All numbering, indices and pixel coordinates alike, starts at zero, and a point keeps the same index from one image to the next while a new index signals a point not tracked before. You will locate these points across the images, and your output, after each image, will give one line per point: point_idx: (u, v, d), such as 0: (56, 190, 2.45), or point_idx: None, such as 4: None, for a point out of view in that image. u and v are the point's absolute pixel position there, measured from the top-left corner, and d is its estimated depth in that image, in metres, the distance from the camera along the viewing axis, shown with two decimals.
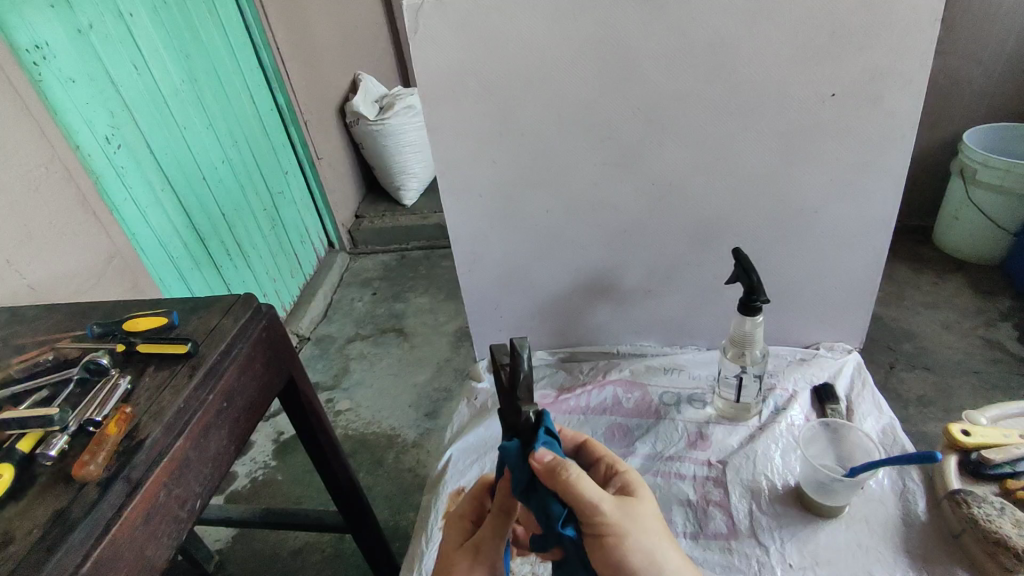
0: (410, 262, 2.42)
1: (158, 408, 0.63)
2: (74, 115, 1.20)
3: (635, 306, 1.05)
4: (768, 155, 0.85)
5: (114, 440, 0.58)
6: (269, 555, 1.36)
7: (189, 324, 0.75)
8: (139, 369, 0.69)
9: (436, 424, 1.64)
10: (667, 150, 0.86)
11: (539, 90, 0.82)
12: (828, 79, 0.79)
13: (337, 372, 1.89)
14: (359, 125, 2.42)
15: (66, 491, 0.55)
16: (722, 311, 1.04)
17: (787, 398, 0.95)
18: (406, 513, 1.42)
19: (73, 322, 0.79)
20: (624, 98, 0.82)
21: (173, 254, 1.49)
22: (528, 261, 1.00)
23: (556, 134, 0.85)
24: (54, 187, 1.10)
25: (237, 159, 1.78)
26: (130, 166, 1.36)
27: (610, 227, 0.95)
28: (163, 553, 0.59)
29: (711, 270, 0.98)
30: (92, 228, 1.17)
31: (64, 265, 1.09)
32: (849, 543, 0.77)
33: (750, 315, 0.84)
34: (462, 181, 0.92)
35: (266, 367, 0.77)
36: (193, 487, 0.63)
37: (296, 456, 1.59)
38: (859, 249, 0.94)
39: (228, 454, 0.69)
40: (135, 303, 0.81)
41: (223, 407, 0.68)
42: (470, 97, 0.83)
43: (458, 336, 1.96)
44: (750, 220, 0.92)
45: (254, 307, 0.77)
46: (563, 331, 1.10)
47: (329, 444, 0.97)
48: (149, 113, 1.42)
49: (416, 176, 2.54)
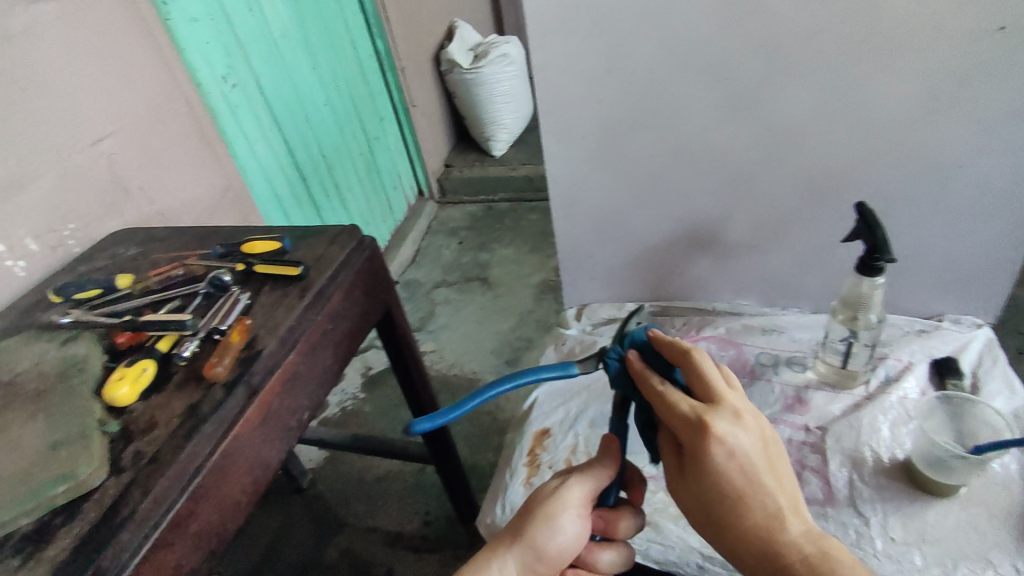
0: (497, 214, 2.43)
1: (274, 323, 0.67)
2: (196, 54, 1.27)
3: (737, 262, 1.00)
4: (907, 102, 0.77)
5: (236, 347, 0.63)
6: (356, 478, 1.46)
7: (299, 249, 0.79)
8: (256, 288, 0.73)
9: (516, 371, 1.68)
10: (790, 94, 0.79)
11: (652, 26, 0.77)
12: (992, 12, 0.69)
13: (423, 316, 1.95)
14: (453, 73, 2.42)
15: (197, 389, 0.60)
16: (833, 273, 0.97)
17: (901, 369, 0.88)
18: (484, 454, 1.47)
19: (200, 242, 0.85)
20: (746, 33, 0.76)
21: (278, 191, 1.57)
22: (626, 210, 0.97)
23: (666, 74, 0.81)
24: (180, 121, 1.18)
25: (337, 103, 1.83)
26: (243, 105, 1.43)
27: (717, 176, 0.90)
28: (277, 456, 0.64)
29: (827, 227, 0.92)
30: (210, 161, 1.26)
31: (187, 193, 1.19)
32: (962, 525, 0.71)
33: (869, 276, 0.77)
34: (565, 122, 0.89)
35: (367, 296, 0.81)
36: (301, 400, 0.67)
37: (383, 391, 1.67)
38: (1004, 212, 0.84)
39: (333, 373, 0.73)
40: (252, 228, 0.86)
41: (329, 329, 0.72)
42: (579, 31, 0.80)
43: (541, 289, 1.96)
44: (877, 174, 0.84)
45: (359, 238, 0.80)
46: (655, 285, 1.07)
47: (419, 377, 1.01)
48: (260, 54, 1.49)
49: (506, 127, 2.52)
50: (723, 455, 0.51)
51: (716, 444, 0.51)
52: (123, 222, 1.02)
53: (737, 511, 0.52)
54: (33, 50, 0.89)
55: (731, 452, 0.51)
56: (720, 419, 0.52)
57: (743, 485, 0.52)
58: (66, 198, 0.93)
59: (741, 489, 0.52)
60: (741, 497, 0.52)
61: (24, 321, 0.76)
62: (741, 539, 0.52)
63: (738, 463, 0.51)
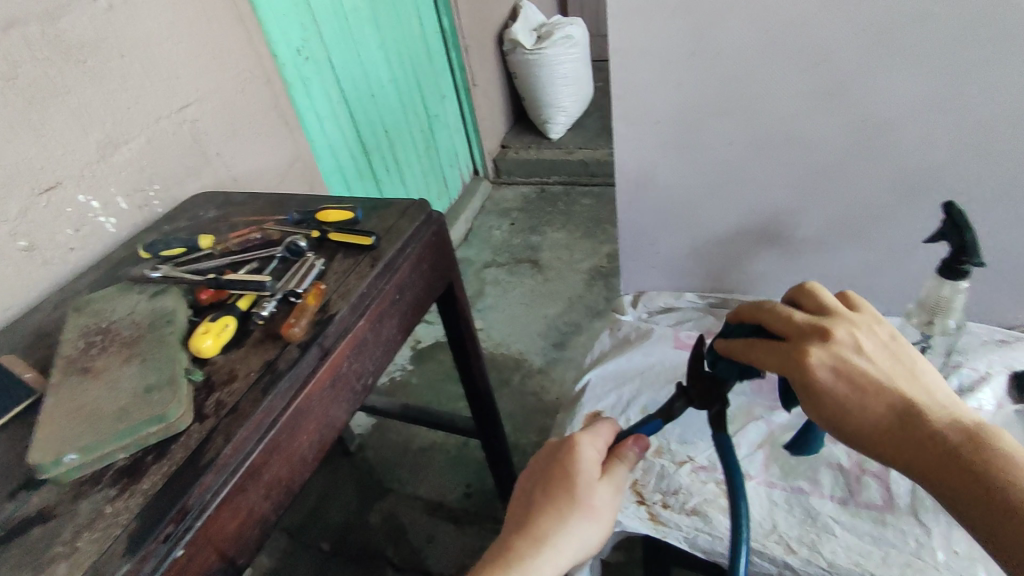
0: (550, 197, 2.43)
1: (346, 290, 0.70)
2: (274, 26, 1.31)
3: (803, 258, 0.98)
4: (1008, 99, 0.73)
5: (312, 310, 0.66)
6: (401, 446, 1.50)
7: (370, 221, 0.81)
8: (329, 255, 0.76)
9: (563, 354, 1.69)
10: (880, 86, 0.76)
11: (738, 10, 0.75)
12: None
13: (472, 294, 1.98)
14: (515, 53, 2.41)
15: (274, 347, 0.63)
16: (905, 275, 0.94)
17: (977, 380, 0.83)
18: (526, 432, 1.49)
19: (275, 209, 0.89)
20: (838, 21, 0.73)
21: (342, 164, 1.61)
22: (692, 199, 0.96)
23: (749, 60, 0.79)
24: (257, 90, 1.22)
25: (401, 79, 1.85)
26: (314, 78, 1.47)
27: (791, 168, 0.87)
28: (342, 416, 0.67)
29: (904, 228, 0.88)
30: (282, 131, 1.30)
31: (260, 161, 1.23)
32: None
33: (951, 280, 0.74)
34: (637, 106, 0.88)
35: (431, 270, 0.83)
36: (367, 364, 0.70)
37: (432, 365, 1.71)
38: None
39: (396, 342, 0.76)
40: (324, 198, 0.89)
41: (395, 298, 0.74)
42: (661, 13, 0.79)
43: (591, 275, 1.96)
44: (965, 174, 0.80)
45: (427, 213, 0.82)
46: (715, 278, 1.06)
47: (473, 351, 1.03)
48: (332, 28, 1.52)
49: (564, 110, 2.50)
50: (830, 373, 0.53)
51: (811, 364, 0.53)
52: (202, 186, 1.08)
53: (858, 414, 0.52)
54: (130, 17, 0.93)
55: (831, 367, 0.53)
56: (818, 341, 0.55)
57: (855, 387, 0.52)
58: (153, 161, 0.98)
59: (863, 398, 0.52)
60: (863, 404, 0.52)
61: (114, 274, 0.81)
62: (884, 449, 0.51)
63: (841, 373, 0.53)
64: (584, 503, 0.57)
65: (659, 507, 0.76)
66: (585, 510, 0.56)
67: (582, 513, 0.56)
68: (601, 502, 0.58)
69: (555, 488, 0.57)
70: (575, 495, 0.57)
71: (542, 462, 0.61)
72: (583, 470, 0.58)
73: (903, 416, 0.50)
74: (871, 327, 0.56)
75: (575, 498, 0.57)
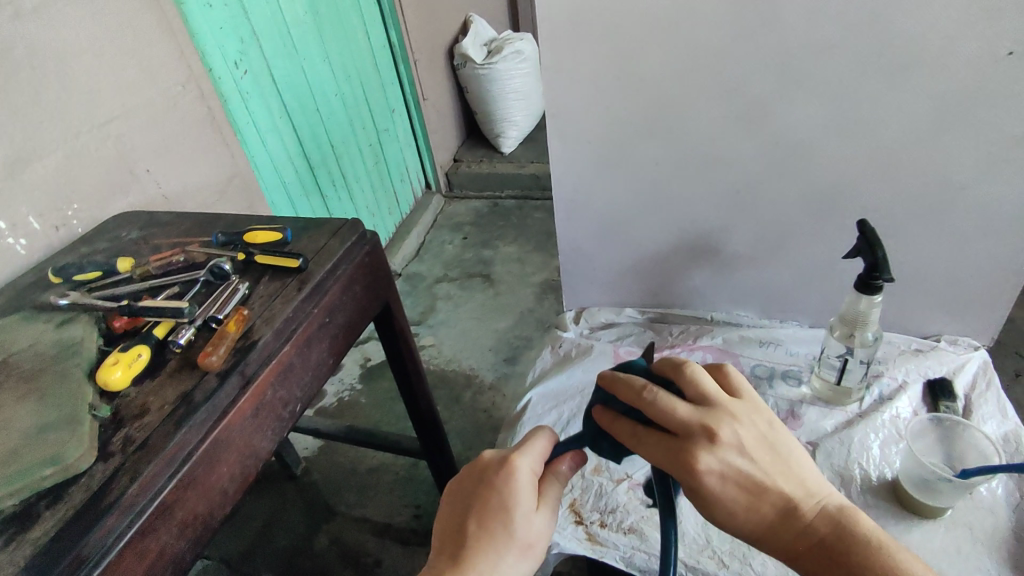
0: (503, 211, 2.43)
1: (271, 314, 0.67)
2: (209, 39, 1.27)
3: (737, 273, 1.00)
4: (916, 121, 0.77)
5: (233, 337, 0.64)
6: (348, 468, 1.47)
7: (300, 242, 0.79)
8: (255, 278, 0.74)
9: (513, 370, 1.68)
10: (799, 108, 0.79)
11: (663, 33, 0.77)
12: (1007, 35, 0.68)
13: (424, 310, 1.96)
14: (466, 68, 2.41)
15: (191, 376, 0.60)
16: (832, 289, 0.97)
17: (895, 389, 0.88)
18: (477, 450, 1.48)
19: (202, 230, 0.86)
20: (757, 46, 0.75)
21: (285, 180, 1.57)
22: (629, 216, 0.98)
23: (676, 81, 0.81)
24: (189, 105, 1.18)
25: (348, 93, 1.83)
26: (253, 92, 1.43)
27: (721, 187, 0.90)
28: (267, 445, 0.64)
29: (828, 244, 0.91)
30: (218, 147, 1.26)
31: (193, 179, 1.19)
32: (947, 548, 0.71)
33: (867, 294, 0.77)
34: (572, 125, 0.89)
35: (365, 291, 0.81)
36: (294, 391, 0.68)
37: (381, 383, 1.68)
38: (1007, 236, 0.84)
39: (327, 366, 0.74)
40: (254, 218, 0.86)
41: (325, 322, 0.72)
42: (590, 35, 0.80)
43: (542, 289, 1.96)
44: (882, 193, 0.84)
45: (360, 233, 0.81)
46: (654, 292, 1.07)
47: (414, 371, 1.01)
48: (273, 42, 1.49)
49: (516, 125, 2.51)
50: (717, 480, 0.50)
51: (706, 458, 0.50)
52: (128, 204, 1.03)
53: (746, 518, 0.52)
54: (44, 30, 0.89)
55: (723, 473, 0.51)
56: (706, 445, 0.50)
57: (746, 494, 0.51)
58: (71, 179, 0.93)
59: (750, 498, 0.51)
60: (749, 506, 0.52)
61: (24, 300, 0.77)
62: (762, 536, 0.53)
63: (732, 472, 0.51)
64: (521, 538, 0.54)
65: (596, 526, 0.79)
66: (521, 545, 0.54)
67: (519, 550, 0.53)
68: (536, 532, 0.55)
69: (492, 521, 0.54)
70: (512, 530, 0.53)
71: (473, 485, 0.57)
72: (521, 501, 0.55)
73: (785, 512, 0.52)
74: (755, 420, 0.53)
75: (512, 534, 0.53)
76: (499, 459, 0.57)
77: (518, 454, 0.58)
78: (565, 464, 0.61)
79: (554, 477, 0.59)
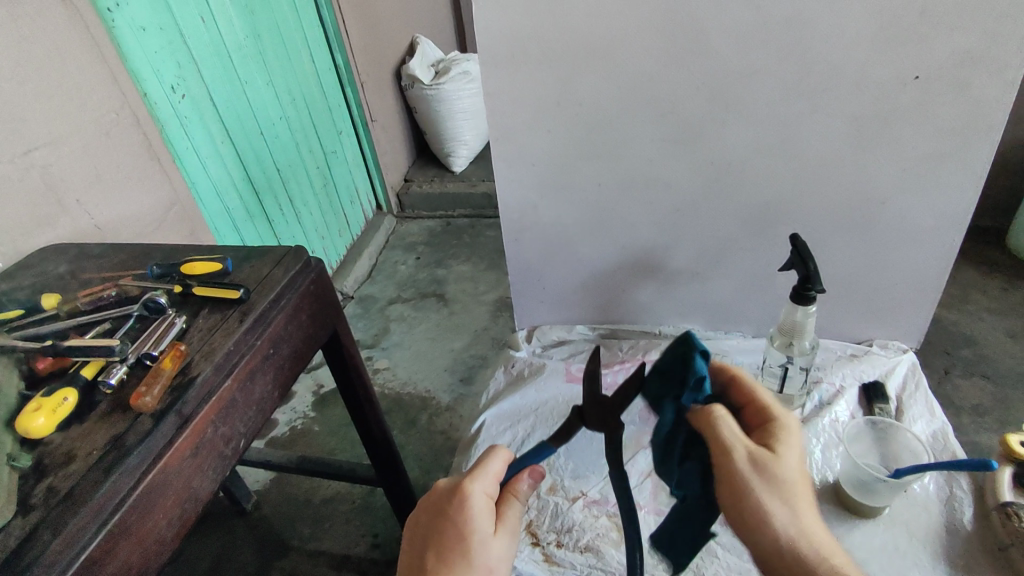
0: (455, 230, 2.43)
1: (210, 348, 0.65)
2: (144, 64, 1.23)
3: (681, 287, 1.03)
4: (838, 139, 0.81)
5: (168, 374, 0.61)
6: (303, 500, 1.42)
7: (241, 271, 0.77)
8: (193, 311, 0.71)
9: (470, 390, 1.67)
10: (731, 129, 0.82)
11: (599, 58, 0.79)
12: (913, 60, 0.73)
13: (377, 333, 1.93)
14: (413, 89, 2.41)
15: (123, 419, 0.58)
16: (771, 299, 1.01)
17: (833, 394, 0.92)
18: (435, 474, 1.46)
19: (136, 262, 0.83)
20: (688, 71, 0.78)
21: (229, 205, 1.53)
22: (576, 235, 0.99)
23: (614, 105, 0.83)
24: (123, 132, 1.14)
25: (293, 117, 1.80)
26: (193, 117, 1.39)
27: (662, 205, 0.92)
28: (208, 486, 0.62)
29: (765, 257, 0.95)
30: (155, 175, 1.22)
31: (129, 208, 1.15)
32: (886, 545, 0.75)
33: (802, 305, 0.80)
34: (515, 148, 0.91)
35: (312, 319, 0.79)
36: (237, 428, 0.65)
37: (335, 409, 1.64)
38: (926, 245, 0.90)
39: (272, 399, 0.72)
40: (192, 248, 0.84)
41: (269, 353, 0.70)
42: (529, 61, 0.81)
43: (497, 307, 1.97)
44: (811, 207, 0.88)
45: (304, 260, 0.79)
46: (604, 308, 1.09)
47: (366, 398, 0.99)
48: (212, 65, 1.45)
49: (466, 144, 2.53)
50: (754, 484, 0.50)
51: (751, 461, 0.51)
52: (56, 237, 0.98)
53: (761, 528, 0.50)
54: None
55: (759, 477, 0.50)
56: (748, 452, 0.51)
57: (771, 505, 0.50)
58: None
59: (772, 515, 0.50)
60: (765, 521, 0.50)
61: None
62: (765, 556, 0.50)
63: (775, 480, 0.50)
64: (481, 564, 0.53)
65: (553, 547, 0.80)
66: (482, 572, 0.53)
67: None
68: (496, 556, 0.55)
69: (449, 551, 0.54)
70: (470, 558, 0.53)
71: (430, 517, 0.57)
72: (476, 527, 0.55)
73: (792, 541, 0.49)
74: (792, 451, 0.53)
75: (470, 561, 0.53)
76: (451, 488, 0.58)
77: (470, 478, 0.58)
78: (522, 485, 0.60)
79: (512, 497, 0.59)
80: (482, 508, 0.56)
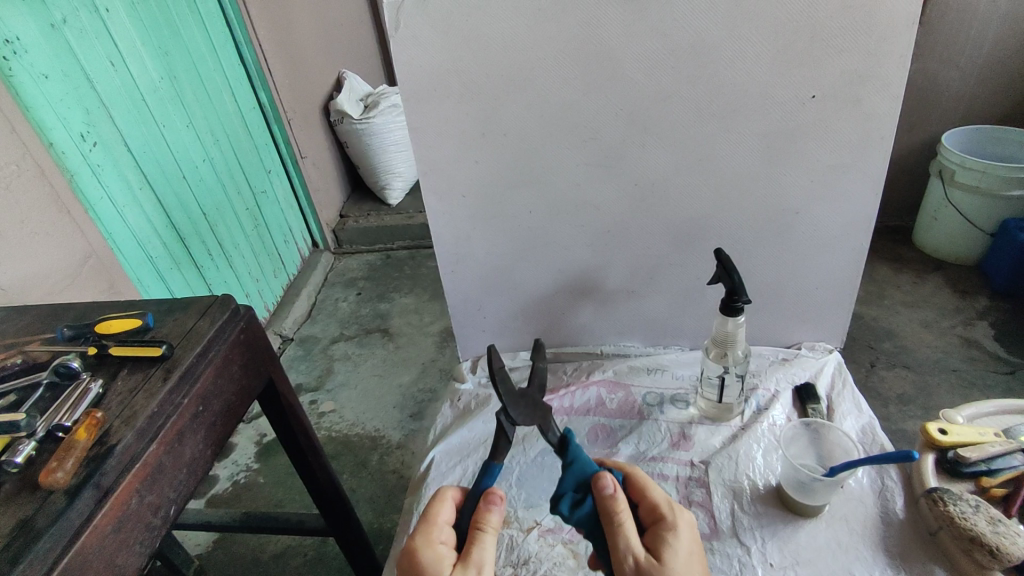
0: (395, 262, 2.40)
1: (131, 413, 0.61)
2: (47, 112, 1.17)
3: (619, 306, 1.05)
4: (749, 155, 0.85)
5: (83, 446, 0.57)
6: (250, 558, 1.34)
7: (164, 326, 0.73)
8: (111, 373, 0.67)
9: (420, 425, 1.63)
10: (650, 151, 0.86)
11: (520, 89, 0.81)
12: (808, 82, 0.79)
13: (321, 374, 1.87)
14: (343, 123, 2.39)
15: (32, 499, 0.53)
16: (705, 311, 1.04)
17: (769, 398, 0.96)
18: (389, 516, 1.41)
19: (45, 324, 0.77)
20: (605, 98, 0.81)
21: (151, 254, 1.46)
22: (512, 262, 1.00)
23: (537, 134, 0.85)
24: (27, 186, 1.08)
25: (218, 159, 1.75)
26: (106, 164, 1.33)
27: (593, 228, 0.94)
28: (135, 561, 0.57)
29: (693, 270, 0.99)
30: (67, 228, 1.15)
31: (40, 265, 1.07)
32: (830, 542, 0.78)
33: (732, 315, 0.84)
34: (444, 180, 0.91)
35: (244, 369, 0.76)
36: (166, 494, 0.61)
37: (279, 458, 1.57)
38: (840, 249, 0.95)
39: (205, 458, 0.68)
40: (108, 304, 0.79)
41: (198, 411, 0.66)
42: (451, 95, 0.82)
43: (443, 337, 1.95)
44: (732, 221, 0.92)
45: (232, 308, 0.76)
46: (546, 332, 1.10)
47: (310, 447, 0.95)
48: (126, 110, 1.39)
49: (400, 175, 2.52)
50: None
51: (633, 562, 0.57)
52: None
53: None
54: None
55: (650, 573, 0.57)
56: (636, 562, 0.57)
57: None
58: None
59: None
60: None
61: None
62: None
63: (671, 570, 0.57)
64: None
65: None
66: None
67: None
68: None
69: None
70: None
71: None
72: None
73: None
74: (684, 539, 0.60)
75: None
76: (406, 549, 0.60)
77: (417, 533, 0.61)
78: (493, 515, 0.59)
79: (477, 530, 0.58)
80: (436, 554, 0.58)
